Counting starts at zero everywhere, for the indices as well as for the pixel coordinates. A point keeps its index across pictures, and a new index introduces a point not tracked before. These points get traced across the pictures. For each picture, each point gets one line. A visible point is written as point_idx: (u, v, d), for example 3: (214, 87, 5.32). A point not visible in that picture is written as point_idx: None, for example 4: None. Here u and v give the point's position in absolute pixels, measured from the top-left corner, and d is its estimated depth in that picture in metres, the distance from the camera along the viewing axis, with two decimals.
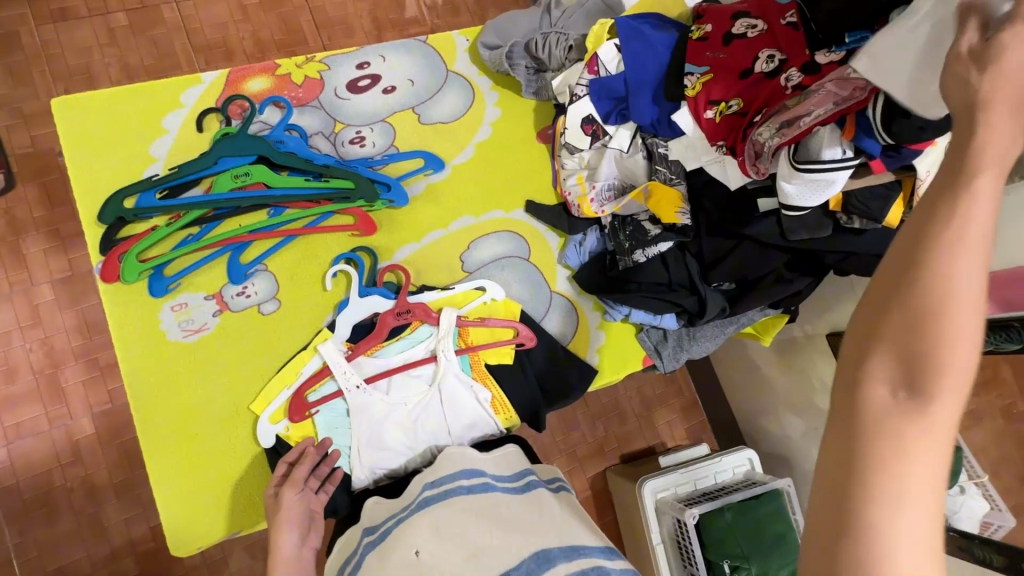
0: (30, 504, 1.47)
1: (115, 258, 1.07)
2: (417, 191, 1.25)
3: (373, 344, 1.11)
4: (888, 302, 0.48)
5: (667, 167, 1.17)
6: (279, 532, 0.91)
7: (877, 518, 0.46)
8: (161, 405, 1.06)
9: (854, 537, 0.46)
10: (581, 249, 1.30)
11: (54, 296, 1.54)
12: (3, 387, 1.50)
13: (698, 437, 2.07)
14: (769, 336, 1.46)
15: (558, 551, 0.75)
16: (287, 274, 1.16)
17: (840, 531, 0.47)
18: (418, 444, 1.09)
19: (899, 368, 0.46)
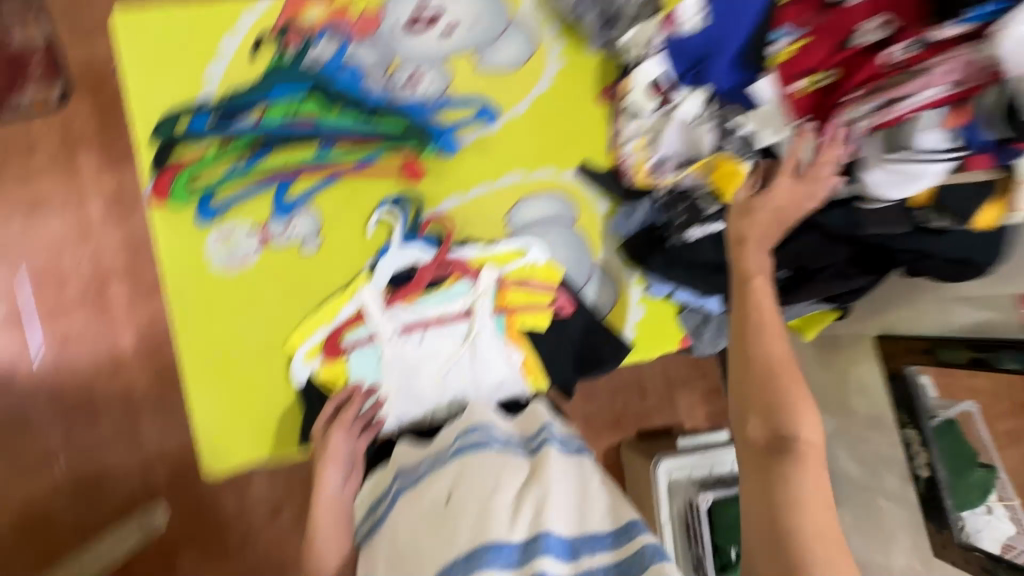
0: (74, 405, 1.65)
1: (170, 177, 1.10)
2: (468, 142, 1.20)
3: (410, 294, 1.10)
4: (739, 383, 0.89)
5: (735, 144, 1.08)
6: (326, 467, 0.97)
7: (806, 534, 0.75)
8: (202, 329, 1.09)
9: (792, 540, 0.75)
10: (630, 218, 1.23)
11: (106, 214, 1.70)
12: (59, 296, 1.68)
13: (718, 422, 2.03)
14: (813, 331, 1.40)
15: (581, 538, 0.70)
16: (331, 213, 1.14)
17: (787, 543, 0.75)
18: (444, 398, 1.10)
19: (766, 423, 0.84)
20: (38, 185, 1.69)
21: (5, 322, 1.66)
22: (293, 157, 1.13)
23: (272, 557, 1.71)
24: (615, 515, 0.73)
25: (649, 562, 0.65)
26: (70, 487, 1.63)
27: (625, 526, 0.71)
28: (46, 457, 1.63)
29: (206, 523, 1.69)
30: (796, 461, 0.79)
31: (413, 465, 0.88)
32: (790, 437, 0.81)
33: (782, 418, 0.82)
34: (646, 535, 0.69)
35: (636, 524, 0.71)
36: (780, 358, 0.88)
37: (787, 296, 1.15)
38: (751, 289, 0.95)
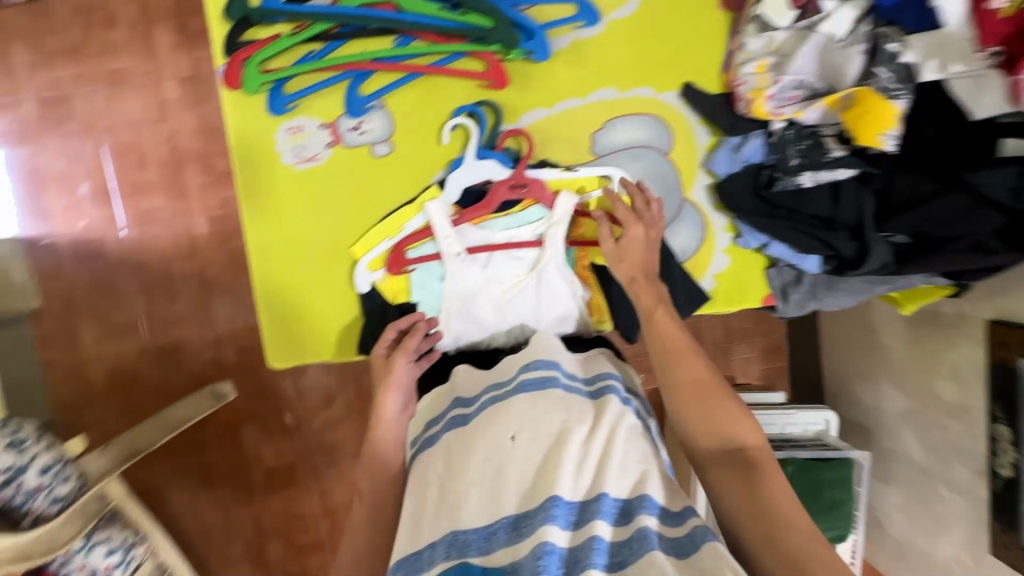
0: (155, 281, 1.76)
1: (238, 63, 1.00)
2: (561, 47, 1.06)
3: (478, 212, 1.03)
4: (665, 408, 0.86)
5: (891, 70, 0.91)
6: (386, 391, 0.92)
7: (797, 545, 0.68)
8: (270, 226, 1.07)
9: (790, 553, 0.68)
10: (734, 155, 1.06)
11: (180, 94, 1.71)
12: (138, 173, 1.73)
13: (774, 382, 1.93)
14: (911, 306, 1.23)
15: (639, 498, 0.66)
16: (404, 116, 1.06)
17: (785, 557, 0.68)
18: (504, 324, 1.05)
19: (713, 435, 0.81)
20: (119, 61, 1.69)
21: (92, 194, 1.74)
22: (369, 48, 1.03)
23: (324, 440, 1.85)
24: (670, 492, 0.69)
25: (701, 543, 0.62)
26: (150, 353, 1.79)
27: (679, 508, 0.67)
28: (131, 325, 1.78)
29: (267, 401, 1.83)
30: (758, 466, 0.76)
31: (474, 396, 0.85)
32: (737, 447, 0.80)
33: (727, 432, 0.80)
34: (698, 518, 0.65)
35: (685, 509, 0.67)
36: (694, 380, 0.85)
37: (905, 265, 1.00)
38: (653, 319, 0.90)
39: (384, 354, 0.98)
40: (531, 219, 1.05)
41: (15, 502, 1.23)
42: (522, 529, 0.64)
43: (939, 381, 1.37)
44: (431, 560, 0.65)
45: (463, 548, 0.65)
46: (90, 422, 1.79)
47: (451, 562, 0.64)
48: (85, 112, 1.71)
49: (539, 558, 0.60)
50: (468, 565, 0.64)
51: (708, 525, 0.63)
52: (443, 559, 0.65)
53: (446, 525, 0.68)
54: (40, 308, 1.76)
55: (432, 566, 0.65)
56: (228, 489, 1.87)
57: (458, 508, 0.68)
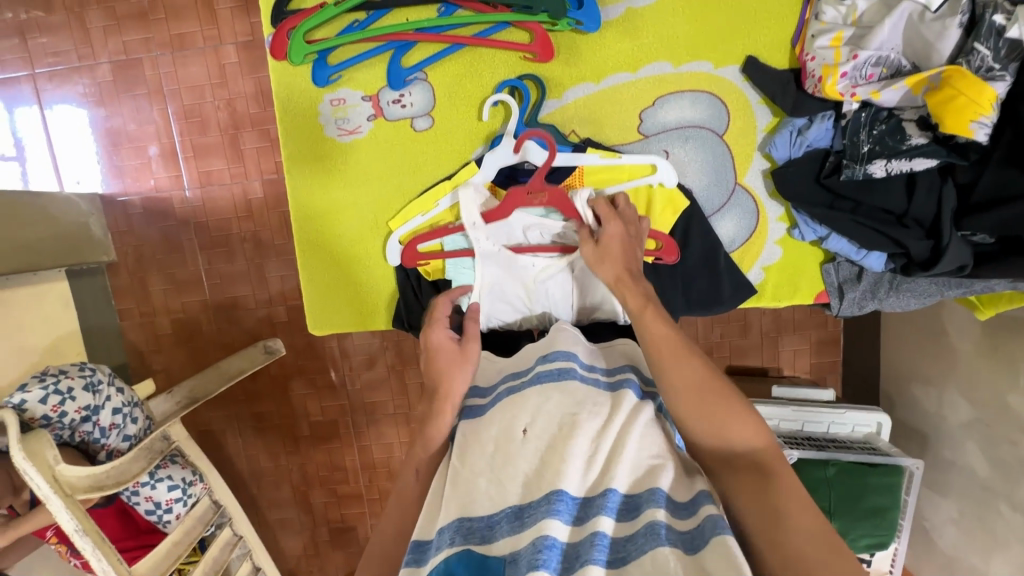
0: (215, 241, 1.86)
1: (284, 33, 1.00)
2: (613, 16, 0.99)
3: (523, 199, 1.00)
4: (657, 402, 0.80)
5: (992, 46, 0.78)
6: (456, 375, 0.84)
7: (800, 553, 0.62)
8: (312, 199, 1.09)
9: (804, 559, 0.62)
10: (796, 139, 0.98)
11: (237, 59, 1.75)
12: (199, 137, 1.81)
13: (823, 376, 1.84)
14: (990, 311, 1.13)
15: (646, 493, 0.65)
16: (445, 90, 1.04)
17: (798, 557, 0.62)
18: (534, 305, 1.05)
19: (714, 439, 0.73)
20: (183, 26, 1.75)
21: (160, 156, 1.83)
22: (413, 17, 1.00)
23: (364, 400, 1.94)
24: (681, 484, 0.68)
25: (711, 537, 0.60)
26: (210, 308, 1.91)
27: (689, 498, 0.66)
28: (194, 281, 1.90)
29: (314, 360, 1.93)
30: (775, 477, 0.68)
31: (491, 385, 0.86)
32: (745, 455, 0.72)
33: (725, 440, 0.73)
34: (711, 507, 0.64)
35: (701, 499, 0.65)
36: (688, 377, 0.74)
37: (983, 266, 0.91)
38: (642, 317, 0.80)
39: (457, 341, 0.89)
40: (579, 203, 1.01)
41: (92, 436, 1.38)
42: (525, 520, 0.65)
43: (1013, 395, 1.25)
44: (438, 546, 0.66)
45: (468, 536, 0.67)
46: (158, 368, 1.95)
47: (455, 547, 0.65)
48: (154, 76, 1.78)
49: (539, 551, 0.60)
50: (471, 552, 0.65)
51: (721, 517, 0.62)
52: (448, 546, 0.66)
53: (456, 512, 0.69)
54: (115, 261, 1.90)
55: (438, 551, 0.66)
56: (277, 437, 2.01)
57: (471, 498, 0.70)
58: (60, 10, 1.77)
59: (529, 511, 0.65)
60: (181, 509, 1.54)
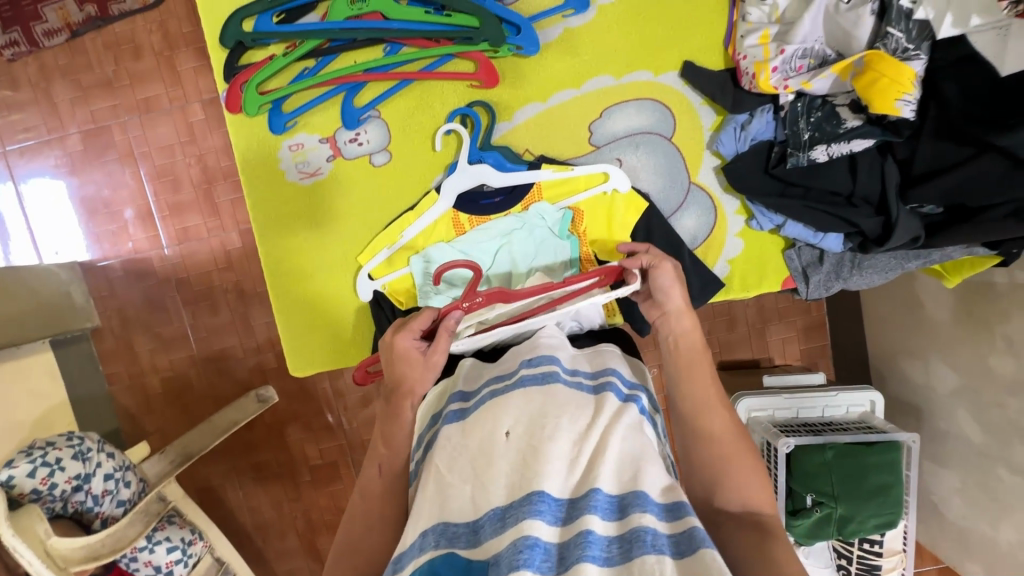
0: (198, 295, 1.87)
1: (238, 86, 1.03)
2: (551, 38, 1.03)
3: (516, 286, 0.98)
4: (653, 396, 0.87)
5: (902, 30, 0.83)
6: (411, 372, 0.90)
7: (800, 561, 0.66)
8: (280, 243, 1.11)
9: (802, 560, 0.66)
10: (740, 134, 1.02)
11: (204, 115, 1.79)
12: (173, 195, 1.84)
13: (814, 362, 1.86)
14: (958, 277, 1.14)
15: (631, 494, 0.66)
16: (399, 124, 1.07)
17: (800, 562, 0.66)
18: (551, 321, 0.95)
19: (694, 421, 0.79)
20: (148, 89, 1.79)
21: (136, 218, 1.85)
22: (360, 58, 1.04)
23: (362, 438, 1.93)
24: (669, 488, 0.68)
25: (696, 548, 0.60)
26: (199, 362, 1.91)
27: (675, 502, 0.66)
28: (180, 338, 1.90)
29: (308, 404, 1.92)
30: None
31: (474, 388, 0.87)
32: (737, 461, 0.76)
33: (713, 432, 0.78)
34: (694, 519, 0.63)
35: (686, 505, 0.65)
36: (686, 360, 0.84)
37: (935, 236, 0.94)
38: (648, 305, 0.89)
39: (422, 350, 0.92)
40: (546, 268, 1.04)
41: (85, 505, 1.36)
42: (507, 520, 0.65)
43: (994, 355, 1.26)
44: (421, 548, 0.68)
45: (452, 539, 0.68)
46: (151, 429, 1.94)
47: (440, 549, 0.67)
48: (124, 141, 1.82)
49: (520, 551, 0.61)
50: (455, 555, 0.66)
51: (704, 530, 0.61)
52: (433, 548, 0.68)
53: (438, 515, 0.71)
54: (100, 326, 1.91)
55: (422, 553, 0.68)
56: (278, 486, 1.98)
57: (452, 503, 0.71)
58: (26, 88, 1.81)
59: (506, 518, 0.65)
60: (181, 570, 1.52)
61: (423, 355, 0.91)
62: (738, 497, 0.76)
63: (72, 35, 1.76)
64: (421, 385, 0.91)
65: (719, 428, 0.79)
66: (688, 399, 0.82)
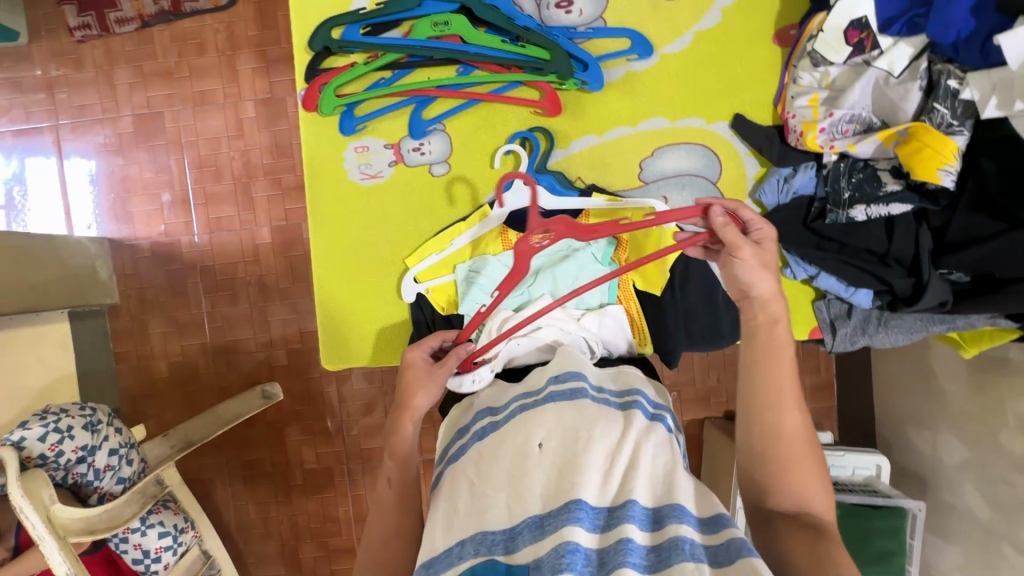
0: (221, 284, 1.89)
1: (316, 87, 1.10)
2: (614, 78, 1.11)
3: (593, 225, 0.84)
4: (674, 416, 0.89)
5: (949, 107, 0.89)
6: (419, 393, 0.91)
7: None
8: (331, 238, 1.15)
9: None
10: (783, 186, 1.08)
11: (255, 114, 1.86)
12: (212, 185, 1.89)
13: (819, 422, 1.86)
14: (975, 348, 1.18)
15: (669, 507, 0.67)
16: (462, 139, 1.13)
17: None
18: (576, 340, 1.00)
19: None
20: (206, 83, 1.87)
21: (172, 203, 1.90)
22: (433, 76, 1.12)
23: (361, 446, 1.91)
24: (702, 501, 0.69)
25: (735, 558, 0.61)
26: (209, 351, 1.91)
27: (712, 515, 0.67)
28: (196, 324, 1.91)
29: (311, 406, 1.91)
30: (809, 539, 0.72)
31: (503, 403, 0.88)
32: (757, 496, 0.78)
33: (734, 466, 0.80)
34: (734, 530, 0.64)
35: (722, 519, 0.66)
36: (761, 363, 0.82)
37: (962, 303, 0.98)
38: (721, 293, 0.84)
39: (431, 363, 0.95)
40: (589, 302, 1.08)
41: (85, 478, 1.35)
42: (546, 527, 0.66)
43: (1005, 432, 1.27)
44: (461, 556, 0.70)
45: (490, 546, 0.69)
46: (150, 412, 1.92)
47: (481, 556, 0.68)
48: (174, 129, 1.89)
49: (562, 556, 0.62)
50: (494, 562, 0.67)
51: (745, 539, 0.62)
52: (473, 556, 0.69)
53: (474, 524, 0.72)
54: (118, 303, 1.92)
55: (463, 560, 0.69)
56: (268, 487, 1.95)
57: (487, 511, 0.72)
58: (89, 68, 1.89)
59: (540, 527, 0.67)
60: (169, 558, 1.48)
61: (429, 368, 0.94)
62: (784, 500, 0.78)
63: (142, 25, 1.85)
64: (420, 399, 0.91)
65: (765, 442, 0.79)
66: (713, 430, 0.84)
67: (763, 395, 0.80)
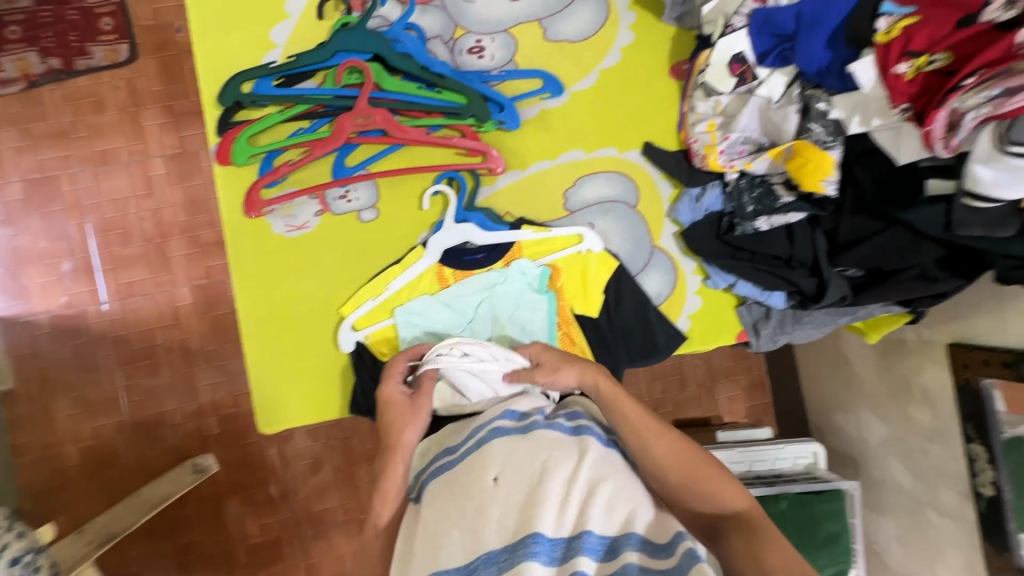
0: (137, 354, 1.74)
1: (229, 140, 1.08)
2: (529, 116, 1.17)
3: (406, 127, 1.08)
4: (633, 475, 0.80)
5: (823, 126, 0.99)
6: (407, 428, 0.89)
7: None
8: (259, 296, 1.11)
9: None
10: (696, 205, 1.17)
11: (166, 170, 1.77)
12: (120, 248, 1.75)
13: (759, 419, 1.96)
14: (877, 334, 1.30)
15: (621, 537, 0.68)
16: (388, 183, 1.14)
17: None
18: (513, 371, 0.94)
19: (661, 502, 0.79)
20: (107, 142, 1.75)
21: (74, 271, 1.74)
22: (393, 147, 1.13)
23: (311, 510, 1.79)
24: (661, 525, 0.69)
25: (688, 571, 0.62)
26: (127, 429, 1.74)
27: (670, 538, 0.67)
28: (109, 401, 1.74)
29: (251, 473, 1.77)
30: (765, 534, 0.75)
31: (458, 441, 0.85)
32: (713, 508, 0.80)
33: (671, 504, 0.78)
34: (691, 544, 0.65)
35: (679, 536, 0.66)
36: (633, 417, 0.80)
37: (860, 295, 1.08)
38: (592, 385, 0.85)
39: (408, 395, 0.93)
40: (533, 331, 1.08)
41: None
42: (503, 564, 0.67)
43: (914, 406, 1.41)
44: None
45: None
46: (60, 508, 1.70)
47: None
48: (72, 192, 1.74)
49: None
50: None
51: (698, 551, 0.63)
52: None
53: (428, 565, 0.71)
54: (13, 389, 1.71)
55: None
56: (207, 572, 1.77)
57: (442, 549, 0.71)
58: None
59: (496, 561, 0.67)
60: None
61: (410, 401, 0.92)
62: (707, 507, 0.76)
63: (29, 86, 1.72)
64: (406, 433, 0.89)
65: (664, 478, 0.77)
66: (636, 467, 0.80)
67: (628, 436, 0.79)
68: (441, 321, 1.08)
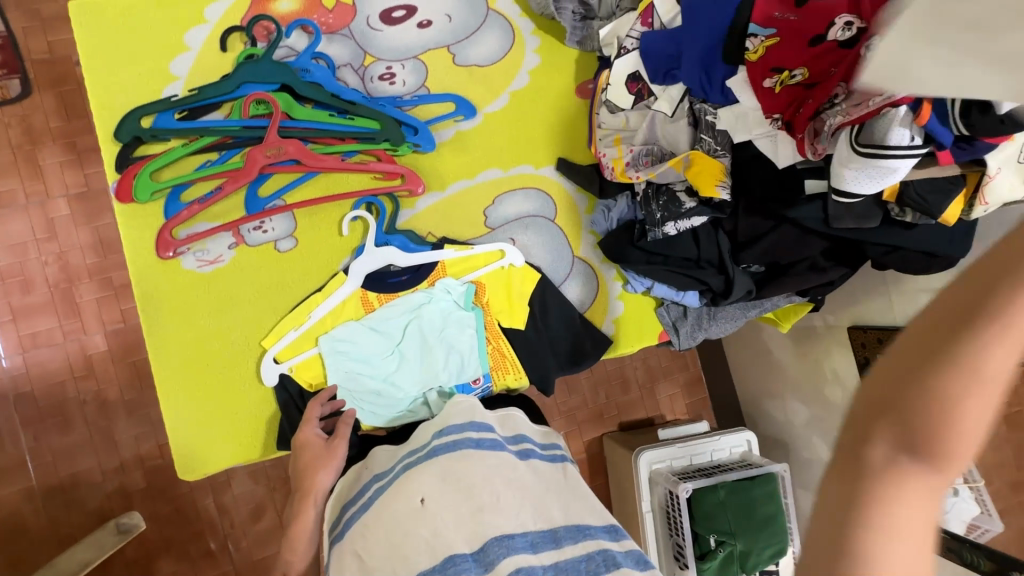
0: (46, 412, 1.60)
1: (129, 177, 1.04)
2: (445, 138, 1.20)
3: (320, 155, 1.08)
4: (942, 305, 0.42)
5: (712, 137, 1.07)
6: (321, 471, 0.91)
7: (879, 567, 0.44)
8: (170, 337, 1.06)
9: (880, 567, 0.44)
10: (608, 215, 1.24)
11: (70, 211, 1.65)
12: (20, 298, 1.61)
13: (699, 414, 2.04)
14: (789, 322, 1.39)
15: (566, 529, 0.73)
16: (304, 212, 1.12)
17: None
18: None
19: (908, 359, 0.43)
20: None
21: None
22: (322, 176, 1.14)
23: (253, 559, 1.68)
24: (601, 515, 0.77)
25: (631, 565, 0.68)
26: (38, 495, 1.58)
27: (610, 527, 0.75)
28: (15, 466, 1.58)
29: (184, 527, 1.65)
30: None
31: (388, 467, 0.86)
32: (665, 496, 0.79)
33: (915, 383, 0.43)
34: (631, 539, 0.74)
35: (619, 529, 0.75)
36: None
37: (762, 288, 1.17)
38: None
39: (324, 438, 0.96)
40: (462, 352, 1.10)
41: None
42: None
43: (828, 387, 1.52)
44: None
45: None
46: None
47: None
48: None
49: None
50: None
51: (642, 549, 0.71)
52: None
53: None
54: None
55: None
56: None
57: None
58: None
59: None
60: None
61: (324, 443, 0.95)
62: (889, 442, 0.44)
63: None
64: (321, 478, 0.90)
65: (946, 368, 0.41)
66: (952, 309, 0.42)
67: (956, 302, 0.42)
68: (368, 347, 1.07)
